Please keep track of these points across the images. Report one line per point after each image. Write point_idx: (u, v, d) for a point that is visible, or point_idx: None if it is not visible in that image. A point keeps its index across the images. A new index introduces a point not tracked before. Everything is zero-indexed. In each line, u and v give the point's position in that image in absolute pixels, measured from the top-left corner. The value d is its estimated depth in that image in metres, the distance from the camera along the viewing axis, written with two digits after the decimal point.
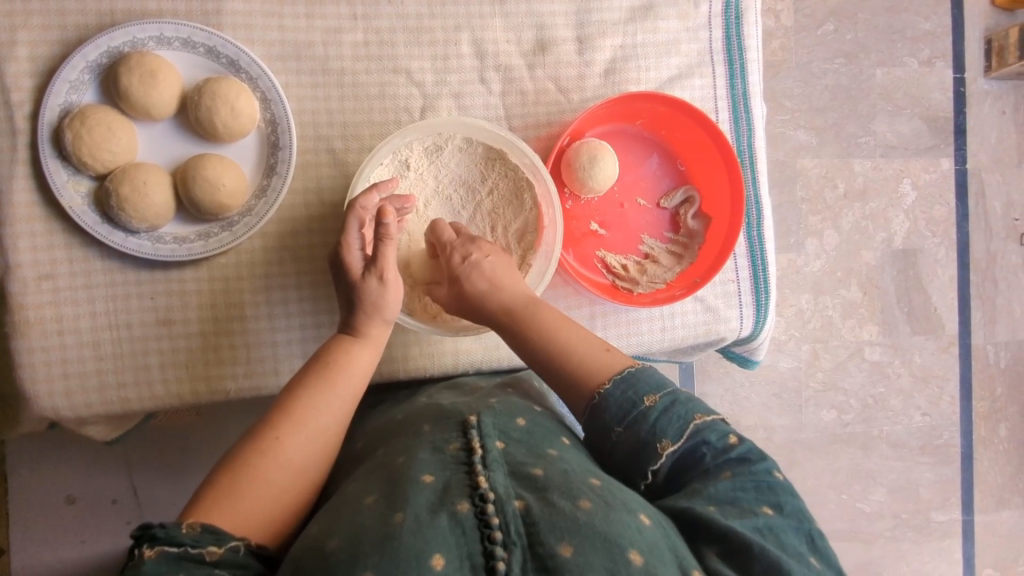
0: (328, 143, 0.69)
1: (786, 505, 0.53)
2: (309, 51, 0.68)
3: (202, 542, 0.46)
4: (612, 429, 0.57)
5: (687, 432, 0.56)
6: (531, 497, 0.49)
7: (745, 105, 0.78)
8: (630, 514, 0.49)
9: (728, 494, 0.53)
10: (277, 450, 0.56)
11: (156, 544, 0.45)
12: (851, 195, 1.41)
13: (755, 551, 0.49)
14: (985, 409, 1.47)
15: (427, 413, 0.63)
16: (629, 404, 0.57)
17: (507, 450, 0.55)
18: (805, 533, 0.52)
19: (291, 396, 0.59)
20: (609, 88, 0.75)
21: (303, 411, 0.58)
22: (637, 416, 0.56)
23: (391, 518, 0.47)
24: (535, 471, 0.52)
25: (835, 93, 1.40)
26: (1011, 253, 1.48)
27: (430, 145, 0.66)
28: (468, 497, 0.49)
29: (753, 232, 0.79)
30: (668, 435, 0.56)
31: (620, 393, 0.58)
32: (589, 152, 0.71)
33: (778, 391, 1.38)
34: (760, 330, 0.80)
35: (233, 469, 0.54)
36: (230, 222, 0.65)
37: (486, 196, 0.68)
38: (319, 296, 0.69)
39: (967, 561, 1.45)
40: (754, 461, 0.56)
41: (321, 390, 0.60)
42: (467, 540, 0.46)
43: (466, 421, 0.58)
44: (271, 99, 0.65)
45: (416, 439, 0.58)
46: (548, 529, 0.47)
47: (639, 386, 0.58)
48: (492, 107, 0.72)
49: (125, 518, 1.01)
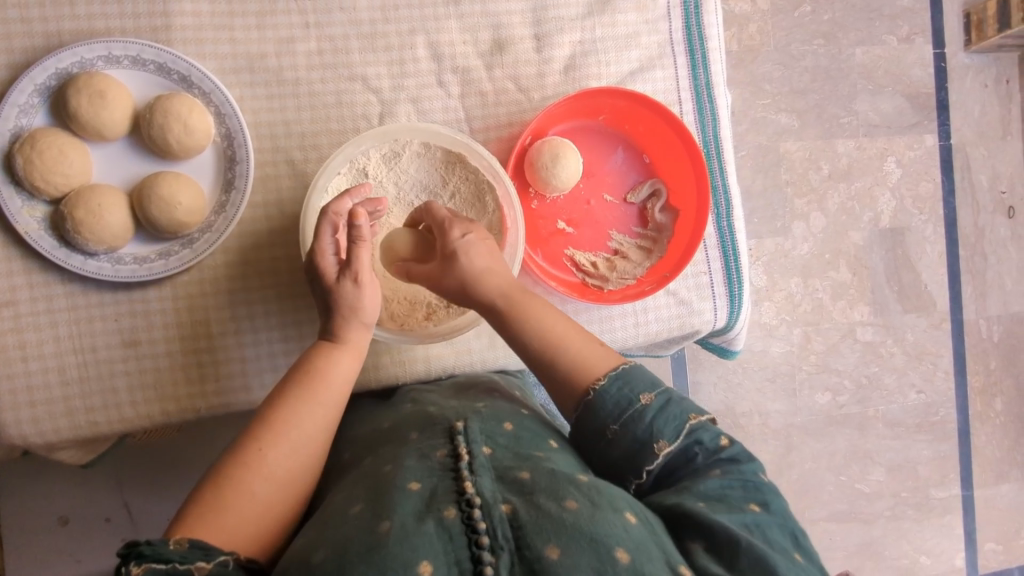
0: (286, 155, 0.68)
1: (774, 504, 0.53)
2: (263, 63, 0.67)
3: (190, 558, 0.47)
4: (607, 427, 0.57)
5: (683, 431, 0.56)
6: (519, 500, 0.49)
7: (709, 96, 0.78)
8: (617, 513, 0.48)
9: (717, 491, 0.53)
10: (262, 463, 0.55)
11: (143, 562, 0.45)
12: (835, 176, 1.40)
13: (740, 543, 0.49)
14: (980, 383, 1.47)
15: (415, 419, 0.62)
16: (625, 402, 0.57)
17: (495, 455, 0.54)
18: (790, 532, 0.52)
19: (273, 406, 0.59)
20: (569, 84, 0.74)
21: (286, 421, 0.58)
22: (633, 414, 0.56)
23: (378, 527, 0.47)
24: (523, 475, 0.51)
25: (815, 74, 1.39)
26: (999, 226, 1.47)
27: (387, 152, 0.65)
28: (455, 503, 0.48)
29: (722, 223, 0.79)
30: (665, 434, 0.56)
31: (615, 390, 0.57)
32: (552, 151, 0.71)
33: (772, 375, 1.38)
34: (735, 321, 0.79)
35: (218, 485, 0.54)
36: (190, 239, 0.65)
37: (448, 200, 0.67)
38: (285, 310, 0.69)
39: (968, 536, 1.45)
40: (744, 462, 0.56)
41: (303, 400, 0.59)
42: (455, 546, 0.45)
43: (452, 426, 0.57)
44: (224, 113, 0.65)
45: (403, 446, 0.57)
46: (536, 531, 0.46)
47: (635, 384, 0.58)
48: (451, 109, 0.71)
49: (118, 536, 1.01)
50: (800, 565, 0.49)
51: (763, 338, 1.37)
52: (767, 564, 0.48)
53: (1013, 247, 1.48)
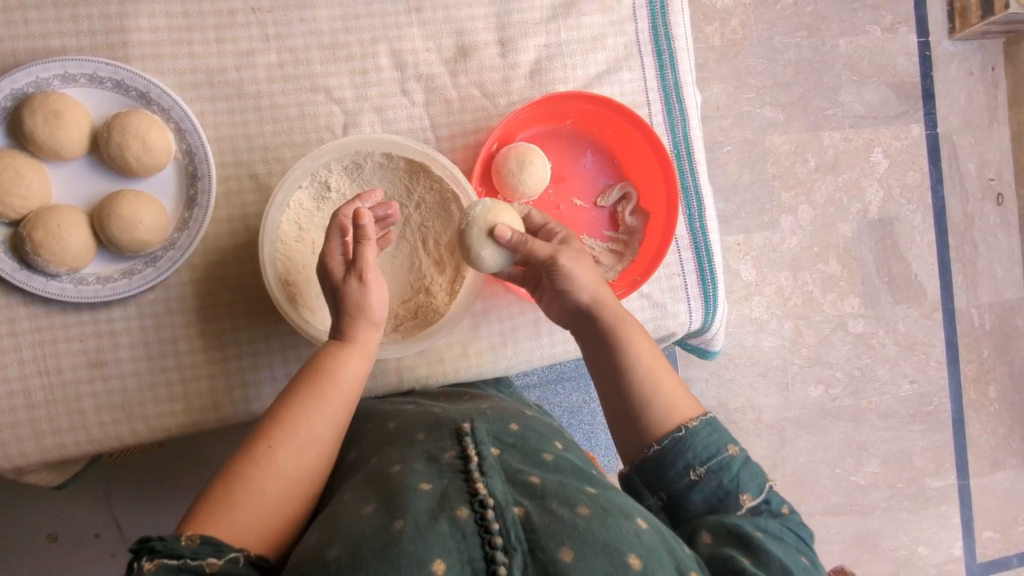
0: (250, 168, 0.67)
1: (820, 562, 0.55)
2: (222, 77, 0.66)
3: (202, 553, 0.48)
4: (693, 468, 0.57)
5: (760, 488, 0.58)
6: (530, 503, 0.50)
7: (678, 96, 0.77)
8: (628, 519, 0.50)
9: (777, 531, 0.54)
10: (270, 461, 0.55)
11: (155, 557, 0.46)
12: (822, 169, 1.39)
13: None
14: (973, 372, 1.46)
15: (421, 421, 0.63)
16: (715, 449, 0.58)
17: (503, 456, 0.55)
18: None
19: (282, 405, 0.58)
20: (535, 89, 0.74)
21: (293, 419, 0.57)
22: (722, 462, 0.57)
23: (392, 526, 0.48)
24: (533, 478, 0.52)
25: (799, 66, 1.38)
26: (988, 214, 1.46)
27: (349, 164, 0.65)
28: (467, 503, 0.49)
29: (695, 223, 0.78)
30: (748, 488, 0.57)
31: (707, 434, 0.58)
32: (518, 157, 0.71)
33: (764, 370, 1.37)
34: (711, 322, 0.79)
35: (228, 482, 0.54)
36: (153, 257, 0.64)
37: (414, 210, 0.67)
38: (253, 325, 0.68)
39: (966, 525, 1.45)
40: (800, 526, 0.57)
41: (311, 398, 0.59)
42: (468, 544, 0.46)
43: (460, 429, 0.58)
44: (184, 129, 0.64)
45: (411, 448, 0.58)
46: (549, 534, 0.47)
47: (723, 435, 0.59)
48: (416, 118, 0.71)
49: (108, 551, 1.00)
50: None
51: (754, 332, 1.36)
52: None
53: (1003, 235, 1.47)
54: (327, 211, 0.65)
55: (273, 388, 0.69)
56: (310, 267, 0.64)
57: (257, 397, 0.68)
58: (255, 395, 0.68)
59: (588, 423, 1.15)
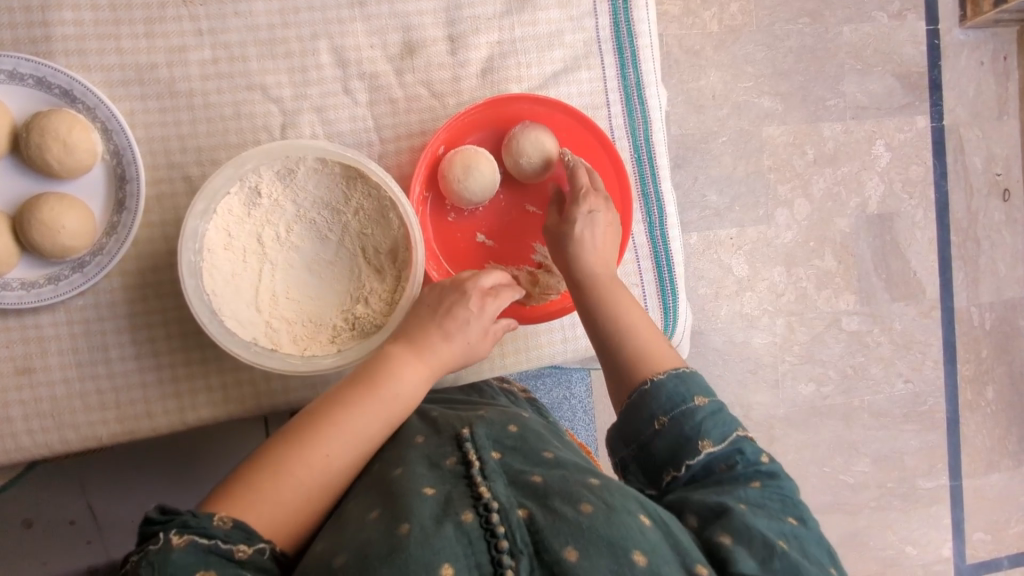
0: (183, 170, 0.65)
1: (810, 522, 0.56)
2: (152, 74, 0.64)
3: (233, 538, 0.49)
4: (656, 417, 0.59)
5: (728, 438, 0.59)
6: (534, 504, 0.50)
7: (639, 97, 0.74)
8: (631, 515, 0.50)
9: (758, 500, 0.55)
10: (326, 469, 0.56)
11: (186, 533, 0.48)
12: (821, 161, 1.33)
13: (778, 551, 0.51)
14: (971, 371, 1.41)
15: (419, 424, 0.63)
16: (679, 398, 0.59)
17: (503, 459, 0.56)
18: (826, 548, 0.54)
19: (344, 412, 0.57)
20: (487, 89, 0.71)
21: (353, 433, 0.57)
22: (685, 410, 0.59)
23: (398, 529, 0.49)
24: (535, 478, 0.53)
25: (800, 55, 1.32)
26: (993, 210, 1.40)
27: (281, 170, 0.62)
28: (472, 507, 0.50)
29: (655, 231, 0.76)
30: (711, 435, 0.58)
31: (673, 385, 0.60)
32: (463, 162, 0.68)
33: (754, 366, 1.32)
34: (670, 334, 0.76)
35: (280, 478, 0.54)
36: (81, 263, 0.62)
37: (352, 217, 0.65)
38: (188, 333, 0.66)
39: (957, 526, 1.40)
40: (782, 479, 0.58)
41: (377, 415, 0.58)
42: (475, 549, 0.47)
43: (460, 433, 0.59)
44: (111, 129, 0.62)
45: (411, 450, 0.59)
46: (553, 534, 0.48)
47: (692, 386, 0.61)
48: (360, 118, 0.68)
49: (84, 538, 0.93)
50: None
51: (744, 328, 1.31)
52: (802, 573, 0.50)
53: (1007, 232, 1.41)
54: (259, 218, 0.63)
55: (209, 398, 0.66)
56: (240, 276, 0.62)
57: (193, 407, 0.66)
58: (191, 405, 0.66)
59: (569, 416, 1.07)
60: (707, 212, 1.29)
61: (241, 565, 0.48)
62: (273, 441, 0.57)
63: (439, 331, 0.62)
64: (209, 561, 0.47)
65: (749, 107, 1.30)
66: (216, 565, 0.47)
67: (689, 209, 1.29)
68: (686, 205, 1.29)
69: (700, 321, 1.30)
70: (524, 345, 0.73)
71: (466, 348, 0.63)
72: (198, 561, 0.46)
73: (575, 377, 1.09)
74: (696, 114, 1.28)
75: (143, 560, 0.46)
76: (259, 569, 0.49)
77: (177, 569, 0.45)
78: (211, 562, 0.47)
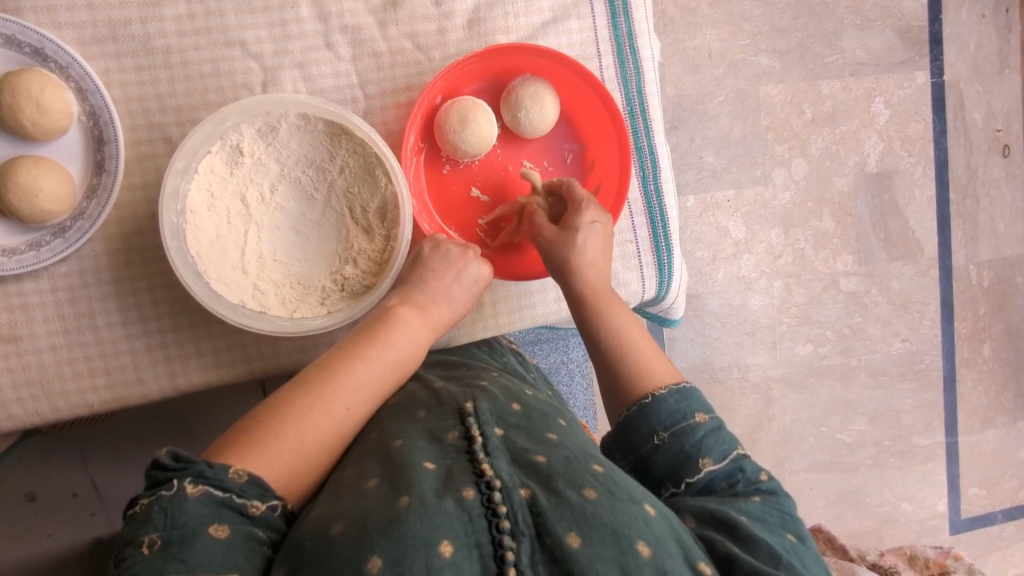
0: (163, 131, 0.63)
1: (808, 539, 0.56)
2: (127, 31, 0.61)
3: (247, 493, 0.50)
4: (656, 432, 0.59)
5: (728, 456, 0.59)
6: (537, 485, 0.50)
7: (631, 47, 0.72)
8: (637, 505, 0.50)
9: (759, 514, 0.56)
10: (345, 425, 0.58)
11: (201, 483, 0.48)
12: (819, 120, 1.31)
13: (783, 563, 0.52)
14: (968, 330, 1.40)
15: (422, 396, 0.63)
16: (680, 415, 0.60)
17: (506, 436, 0.56)
18: (825, 566, 0.55)
19: (355, 368, 0.60)
20: (474, 41, 0.68)
21: (366, 389, 0.60)
22: (686, 427, 0.59)
23: (398, 501, 0.48)
24: (539, 458, 0.53)
25: (798, 10, 1.28)
26: (993, 167, 1.39)
27: (262, 127, 0.60)
28: (473, 484, 0.49)
29: (649, 185, 0.75)
30: (712, 454, 0.58)
31: (673, 401, 0.60)
32: (461, 112, 0.67)
33: (751, 329, 1.32)
34: (666, 291, 0.75)
35: (304, 433, 0.55)
36: (62, 228, 0.60)
37: (338, 175, 0.63)
38: (175, 298, 0.65)
39: (952, 482, 1.42)
40: (781, 496, 0.58)
41: (392, 376, 0.62)
42: (475, 528, 0.47)
43: (462, 408, 0.58)
44: (86, 89, 0.60)
45: (413, 424, 0.59)
46: (556, 518, 0.47)
47: (693, 403, 0.61)
48: (343, 73, 0.66)
49: (88, 510, 0.93)
50: None
51: (742, 291, 1.31)
52: None
53: (1006, 189, 1.40)
54: (242, 177, 0.61)
55: (199, 363, 0.65)
56: (225, 236, 0.60)
57: (183, 372, 0.65)
58: (182, 369, 0.65)
59: (568, 380, 1.08)
60: (704, 173, 1.27)
61: (253, 521, 0.49)
62: (290, 393, 0.57)
63: (445, 296, 0.65)
64: (223, 514, 0.48)
65: (745, 65, 1.27)
66: (228, 518, 0.48)
67: (686, 171, 1.27)
68: (683, 167, 1.27)
69: (698, 285, 1.29)
70: (516, 306, 0.72)
71: (458, 310, 0.67)
72: (212, 512, 0.47)
73: (572, 341, 1.10)
74: (692, 74, 1.25)
75: (157, 505, 0.47)
76: (270, 526, 0.50)
77: (190, 518, 0.46)
78: (223, 515, 0.48)
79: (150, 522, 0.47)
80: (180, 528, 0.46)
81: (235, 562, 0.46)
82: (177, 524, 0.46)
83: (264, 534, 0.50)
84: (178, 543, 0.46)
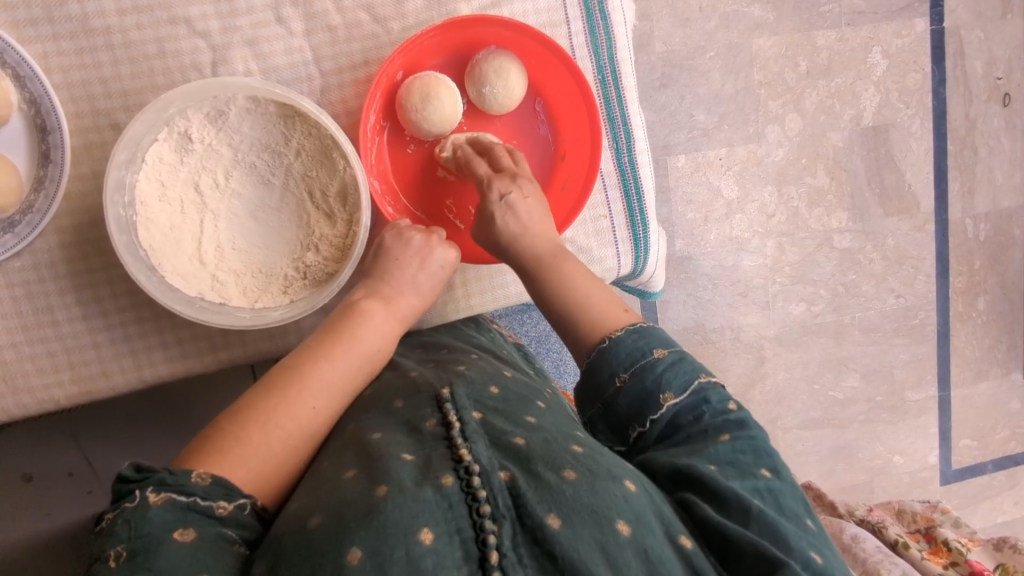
0: (110, 118, 0.60)
1: (782, 472, 0.55)
2: (63, 11, 0.58)
3: (212, 495, 0.49)
4: (617, 374, 0.58)
5: (691, 387, 0.58)
6: (516, 468, 0.49)
7: (601, 10, 0.68)
8: (617, 483, 0.49)
9: (730, 455, 0.54)
10: (316, 423, 0.58)
11: (163, 490, 0.47)
12: (813, 73, 1.26)
13: (754, 511, 0.51)
14: (963, 284, 1.39)
15: (400, 385, 0.62)
16: (639, 353, 0.58)
17: (485, 419, 0.55)
18: (800, 498, 0.54)
19: (314, 365, 0.59)
20: (434, 10, 0.65)
21: (329, 386, 0.59)
22: (645, 364, 0.58)
23: (375, 491, 0.48)
24: (518, 441, 0.52)
25: None
26: (993, 116, 1.35)
27: (209, 112, 0.58)
28: (452, 470, 0.49)
29: (623, 157, 0.72)
30: (672, 387, 0.57)
31: (631, 341, 0.59)
32: (421, 89, 0.65)
33: (743, 290, 1.30)
34: (643, 266, 0.74)
35: (270, 436, 0.55)
36: (10, 223, 0.58)
37: (294, 158, 0.61)
38: (136, 290, 0.63)
39: (943, 435, 1.43)
40: (751, 427, 0.57)
41: (361, 371, 0.62)
42: (455, 514, 0.46)
43: (439, 395, 0.58)
44: (23, 76, 0.57)
45: (390, 416, 0.58)
46: (536, 500, 0.47)
47: (651, 340, 0.59)
48: (296, 50, 0.62)
49: (84, 488, 0.88)
50: (812, 534, 0.51)
51: (734, 251, 1.28)
52: (781, 532, 0.50)
53: (1006, 139, 1.36)
54: (193, 166, 0.59)
55: (165, 355, 0.64)
56: (179, 227, 0.59)
57: (150, 364, 0.64)
58: (147, 362, 0.64)
59: (557, 348, 1.12)
60: (695, 132, 1.24)
61: (222, 521, 0.48)
62: (254, 399, 0.57)
63: (412, 285, 0.64)
64: (189, 518, 0.47)
65: (737, 17, 1.22)
66: (195, 522, 0.47)
67: (675, 130, 1.23)
68: (673, 126, 1.23)
69: (689, 247, 1.26)
70: (489, 286, 0.70)
71: (420, 294, 0.65)
72: (181, 518, 0.46)
73: None
74: (682, 28, 1.20)
75: (121, 517, 0.46)
76: (241, 525, 0.49)
77: (155, 527, 0.45)
78: (189, 519, 0.47)
79: (114, 535, 0.45)
80: (145, 537, 0.45)
81: (204, 563, 0.45)
82: (141, 533, 0.45)
83: (234, 534, 0.49)
84: (144, 552, 0.44)
